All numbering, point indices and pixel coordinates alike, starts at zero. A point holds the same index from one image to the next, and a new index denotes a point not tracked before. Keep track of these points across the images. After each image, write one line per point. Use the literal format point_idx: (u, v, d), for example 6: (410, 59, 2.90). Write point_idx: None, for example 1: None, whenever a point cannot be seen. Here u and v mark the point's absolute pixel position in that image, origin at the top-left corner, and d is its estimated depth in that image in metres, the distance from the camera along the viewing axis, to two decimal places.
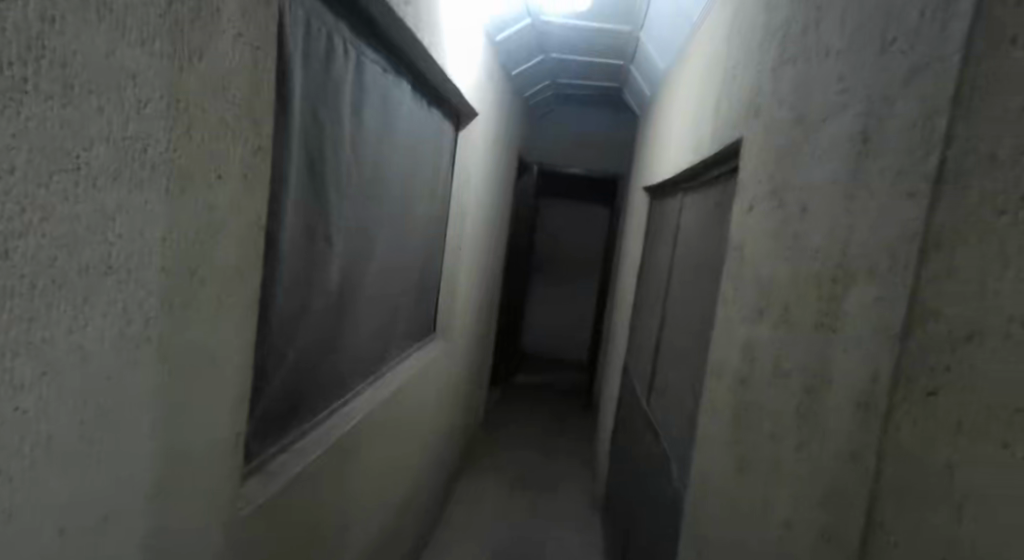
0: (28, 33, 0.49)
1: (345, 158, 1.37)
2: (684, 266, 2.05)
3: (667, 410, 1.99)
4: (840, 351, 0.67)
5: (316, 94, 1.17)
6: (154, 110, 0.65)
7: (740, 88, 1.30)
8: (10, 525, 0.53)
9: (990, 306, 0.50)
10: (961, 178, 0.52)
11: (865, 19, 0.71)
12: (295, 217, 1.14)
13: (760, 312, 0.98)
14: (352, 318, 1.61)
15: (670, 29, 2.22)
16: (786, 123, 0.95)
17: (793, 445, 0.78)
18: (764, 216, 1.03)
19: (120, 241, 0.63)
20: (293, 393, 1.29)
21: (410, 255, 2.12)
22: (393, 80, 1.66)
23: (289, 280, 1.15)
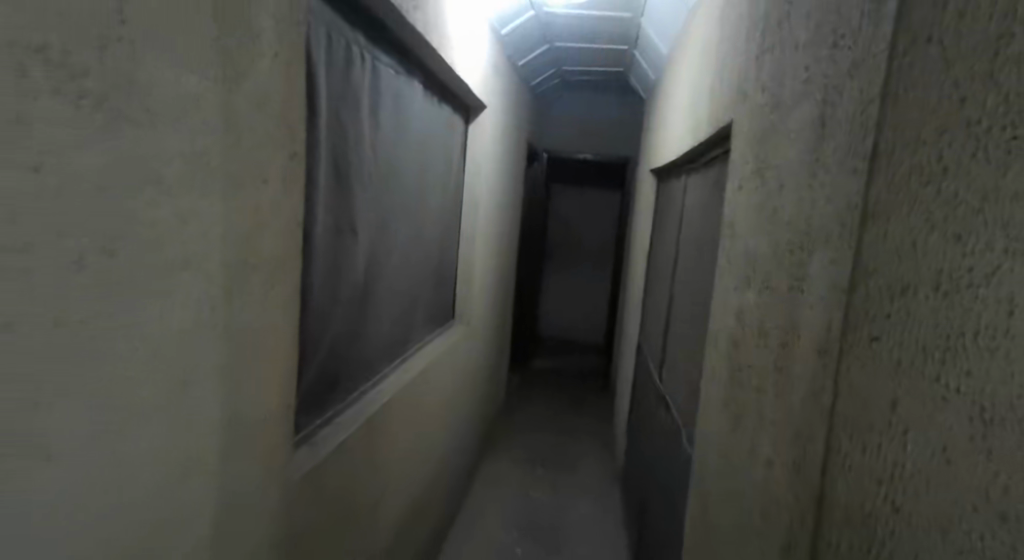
0: (118, 75, 0.61)
1: (365, 156, 1.49)
2: (688, 246, 2.15)
3: (675, 383, 2.09)
4: (805, 309, 0.78)
5: (337, 100, 1.29)
6: (212, 128, 0.78)
7: (729, 74, 1.39)
8: (120, 470, 0.67)
9: (923, 263, 0.61)
10: (889, 157, 0.62)
11: (824, 15, 0.80)
12: (325, 214, 1.27)
13: (747, 282, 1.08)
14: (376, 306, 1.74)
15: (669, 15, 2.29)
16: (767, 108, 1.05)
17: (772, 396, 0.89)
18: (749, 194, 1.13)
19: (191, 240, 0.76)
20: (330, 374, 1.42)
21: (427, 246, 2.25)
22: (405, 80, 1.76)
23: (323, 271, 1.29)
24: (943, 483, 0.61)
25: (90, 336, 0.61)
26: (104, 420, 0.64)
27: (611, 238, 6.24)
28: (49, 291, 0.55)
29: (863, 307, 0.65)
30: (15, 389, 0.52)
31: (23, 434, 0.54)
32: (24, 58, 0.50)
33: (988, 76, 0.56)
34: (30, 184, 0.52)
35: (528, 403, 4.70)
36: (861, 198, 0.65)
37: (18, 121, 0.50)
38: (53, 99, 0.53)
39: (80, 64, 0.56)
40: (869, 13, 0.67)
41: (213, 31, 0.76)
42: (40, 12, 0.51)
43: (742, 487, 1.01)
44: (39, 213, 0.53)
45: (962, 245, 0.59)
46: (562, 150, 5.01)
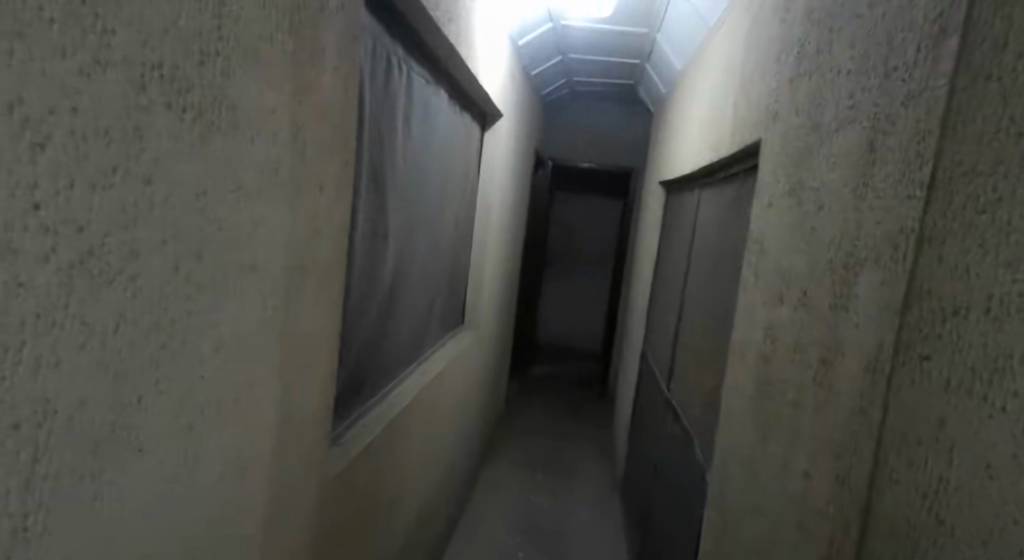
0: (212, 88, 0.63)
1: (398, 163, 1.52)
2: (702, 259, 2.18)
3: (687, 393, 2.13)
4: (850, 326, 0.81)
5: (378, 108, 1.32)
6: (282, 137, 0.80)
7: (757, 95, 1.44)
8: (192, 467, 0.69)
9: (976, 287, 0.62)
10: (947, 185, 0.65)
11: (870, 46, 0.84)
12: (364, 219, 1.29)
13: (779, 297, 1.12)
14: (399, 310, 1.76)
15: (687, 32, 2.34)
16: (802, 130, 1.08)
17: (810, 410, 0.92)
18: (781, 212, 1.16)
19: (261, 245, 0.78)
20: (358, 376, 1.45)
21: (443, 252, 2.28)
22: (433, 89, 1.79)
23: (359, 274, 1.31)
24: (985, 498, 0.60)
25: (178, 339, 0.63)
26: (182, 419, 0.66)
27: (612, 247, 6.29)
28: (150, 296, 0.57)
29: (915, 326, 0.69)
30: (119, 391, 0.54)
31: (123, 433, 0.56)
32: (142, 75, 0.53)
33: None
34: (142, 195, 0.54)
35: (528, 408, 4.72)
36: (917, 224, 0.69)
37: (135, 135, 0.53)
38: (162, 113, 0.56)
39: (184, 78, 0.59)
40: (924, 48, 0.70)
41: (287, 45, 0.79)
42: (156, 31, 0.54)
43: (773, 496, 1.04)
44: (147, 222, 0.56)
45: (1015, 270, 0.58)
46: (567, 159, 5.05)
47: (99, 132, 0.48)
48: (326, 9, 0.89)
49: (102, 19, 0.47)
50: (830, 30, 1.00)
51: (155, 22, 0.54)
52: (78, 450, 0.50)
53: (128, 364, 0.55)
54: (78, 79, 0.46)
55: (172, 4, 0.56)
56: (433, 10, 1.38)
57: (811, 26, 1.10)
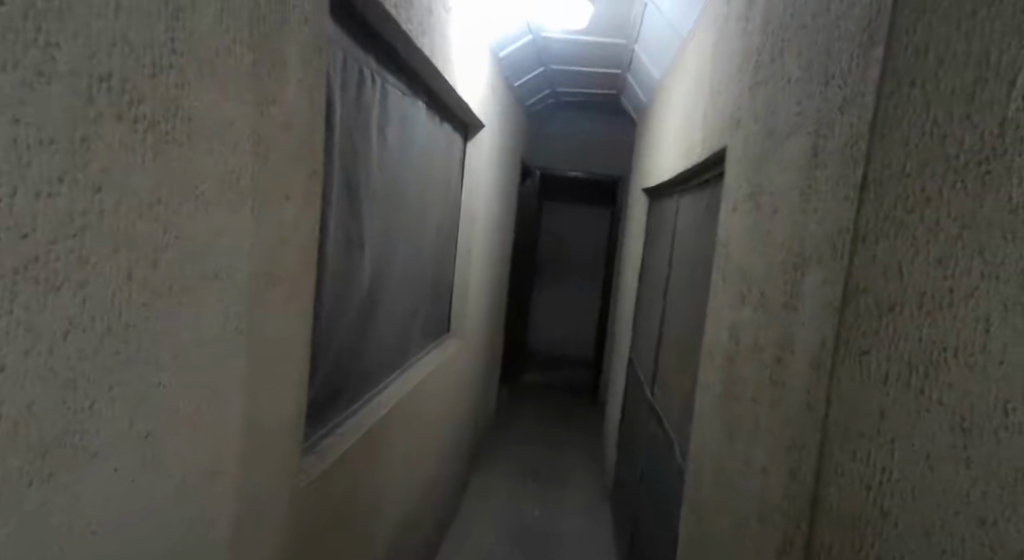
0: (166, 100, 0.66)
1: (373, 173, 1.54)
2: (680, 264, 2.21)
3: (668, 397, 2.15)
4: (800, 324, 0.83)
5: (350, 119, 1.34)
6: (243, 147, 0.82)
7: (723, 102, 1.47)
8: (151, 472, 0.70)
9: (908, 283, 0.66)
10: (880, 186, 0.66)
11: (814, 54, 0.87)
12: (337, 226, 1.31)
13: (742, 298, 1.14)
14: (378, 317, 1.77)
15: (663, 42, 2.38)
16: (760, 135, 1.11)
17: (767, 407, 0.94)
18: (743, 216, 1.19)
19: (223, 253, 0.80)
20: (335, 383, 1.46)
21: (425, 259, 2.29)
22: (410, 100, 1.82)
23: (332, 281, 1.32)
24: (927, 488, 0.67)
25: (132, 345, 0.65)
26: (139, 424, 0.67)
27: (601, 254, 6.32)
28: (100, 303, 0.59)
29: (853, 323, 0.69)
30: (69, 395, 0.56)
31: (74, 437, 0.57)
32: (88, 87, 0.55)
33: (966, 117, 0.63)
34: (90, 203, 0.56)
35: (519, 416, 4.72)
36: (853, 223, 0.70)
37: (81, 145, 0.55)
38: (111, 124, 0.58)
39: (136, 91, 0.61)
40: (857, 55, 0.73)
41: (247, 58, 0.81)
42: (103, 46, 0.56)
43: (737, 492, 1.06)
44: (96, 229, 0.57)
45: (944, 268, 0.65)
46: (554, 167, 5.09)
47: (42, 143, 0.50)
48: (289, 23, 0.91)
49: (44, 33, 0.50)
50: (782, 38, 1.04)
51: (102, 37, 0.56)
52: (26, 453, 0.51)
53: (77, 370, 0.57)
54: (21, 91, 0.48)
55: (120, 19, 0.58)
56: (404, 23, 1.41)
57: (767, 35, 1.13)
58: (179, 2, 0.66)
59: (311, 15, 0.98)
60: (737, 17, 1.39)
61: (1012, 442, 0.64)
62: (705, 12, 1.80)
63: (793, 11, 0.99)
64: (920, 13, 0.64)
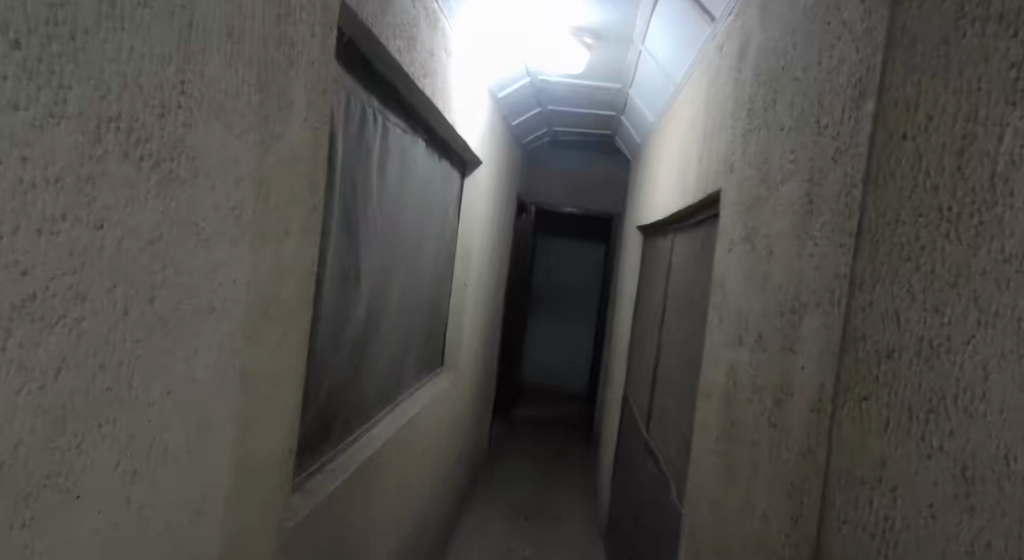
0: (174, 139, 0.67)
1: (372, 209, 1.55)
2: (676, 301, 2.21)
3: (664, 436, 2.12)
4: (798, 368, 0.83)
5: (351, 157, 1.35)
6: (246, 183, 0.83)
7: (717, 146, 1.50)
8: (136, 513, 0.68)
9: (905, 329, 0.66)
10: (874, 235, 0.69)
11: (807, 106, 0.90)
12: (334, 262, 1.32)
13: (739, 340, 1.14)
14: (372, 352, 1.76)
15: (657, 89, 2.44)
16: (754, 179, 1.13)
17: (767, 450, 0.93)
18: (738, 258, 1.20)
19: (221, 290, 0.80)
20: (327, 418, 1.44)
21: (422, 291, 2.29)
22: (411, 139, 1.84)
23: (328, 314, 1.32)
24: (930, 538, 0.64)
25: (124, 383, 0.64)
26: (126, 463, 0.65)
27: (595, 290, 6.34)
28: (95, 339, 0.58)
29: (853, 366, 0.70)
30: (56, 433, 0.55)
31: (59, 478, 0.55)
32: (97, 127, 0.56)
33: (958, 169, 0.63)
34: (92, 239, 0.56)
35: (512, 452, 4.65)
36: (849, 269, 0.72)
37: (85, 184, 0.55)
38: (117, 162, 0.58)
39: (144, 131, 0.62)
40: (849, 109, 0.76)
41: (255, 98, 0.83)
42: (114, 87, 0.57)
43: (735, 537, 1.04)
44: (94, 265, 0.57)
45: (940, 315, 0.64)
46: (550, 204, 5.15)
47: (47, 181, 0.51)
48: (296, 66, 0.93)
49: (57, 75, 0.50)
50: (775, 88, 1.07)
51: (114, 79, 0.57)
52: (10, 494, 0.50)
53: (66, 408, 0.56)
54: (30, 131, 0.48)
55: (131, 61, 0.59)
56: (407, 67, 1.44)
57: (760, 84, 1.17)
58: (192, 47, 0.68)
59: (318, 59, 1.01)
60: (730, 66, 1.43)
61: (1018, 493, 0.60)
62: (698, 62, 1.85)
63: (785, 64, 1.02)
64: (910, 71, 0.67)
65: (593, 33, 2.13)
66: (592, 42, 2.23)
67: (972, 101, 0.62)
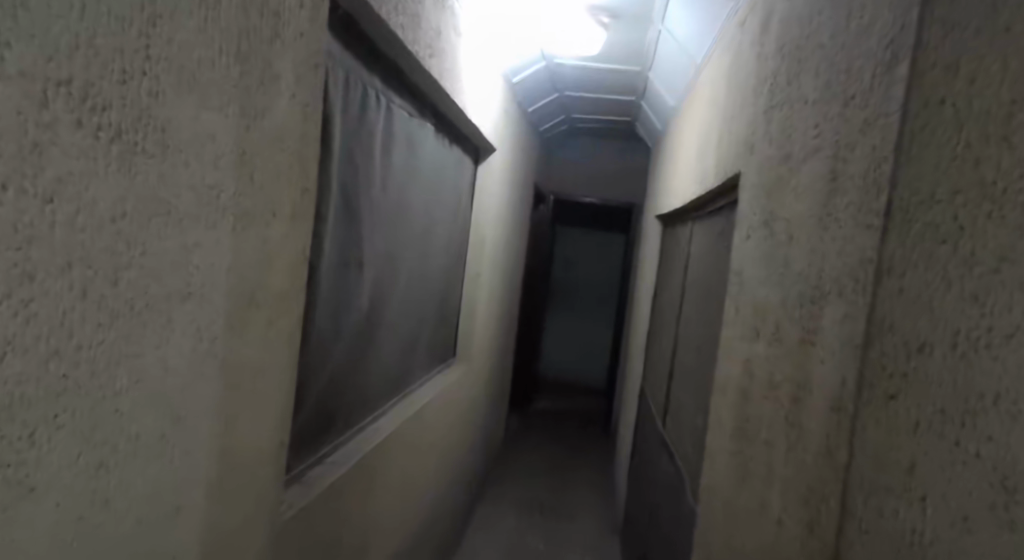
0: (138, 109, 0.62)
1: (376, 193, 1.51)
2: (694, 294, 2.13)
3: (679, 432, 2.05)
4: (817, 362, 0.76)
5: (351, 137, 1.31)
6: (226, 161, 0.79)
7: (737, 126, 1.41)
8: (101, 507, 0.64)
9: (939, 320, 0.59)
10: (908, 215, 0.60)
11: (834, 75, 0.81)
12: (332, 247, 1.28)
13: (754, 332, 1.06)
14: (378, 341, 1.73)
15: (678, 71, 2.36)
16: (776, 159, 1.05)
17: (781, 451, 0.86)
18: (756, 246, 1.13)
19: (196, 273, 0.76)
20: (328, 409, 1.41)
21: (432, 279, 2.25)
22: (418, 122, 1.79)
23: (324, 302, 1.28)
24: (962, 552, 0.57)
25: (83, 369, 0.60)
26: (89, 454, 0.62)
27: (614, 283, 6.25)
28: (49, 320, 0.54)
29: (878, 362, 0.62)
30: (2, 423, 0.50)
31: (6, 470, 0.51)
32: (44, 91, 0.51)
33: (1004, 139, 0.56)
34: (39, 214, 0.52)
35: (528, 446, 4.60)
36: (875, 253, 0.63)
37: (32, 152, 0.50)
38: (69, 131, 0.54)
39: (101, 98, 0.57)
40: (879, 77, 0.68)
41: (235, 70, 0.78)
42: (63, 47, 0.52)
43: (747, 541, 0.97)
44: (44, 242, 0.53)
45: (980, 305, 0.57)
46: (568, 194, 5.07)
47: None
48: (282, 37, 0.89)
49: None
50: (798, 59, 0.99)
51: (62, 38, 0.52)
52: None
53: (16, 396, 0.52)
54: None
55: (82, 21, 0.54)
56: (411, 45, 1.38)
57: (783, 56, 1.08)
58: (158, 9, 0.63)
59: (308, 32, 0.96)
60: (752, 40, 1.35)
61: None
62: (719, 40, 1.77)
63: (810, 32, 0.94)
64: (950, 27, 0.58)
65: (608, 12, 2.05)
66: (609, 22, 2.14)
67: (1021, 59, 0.55)
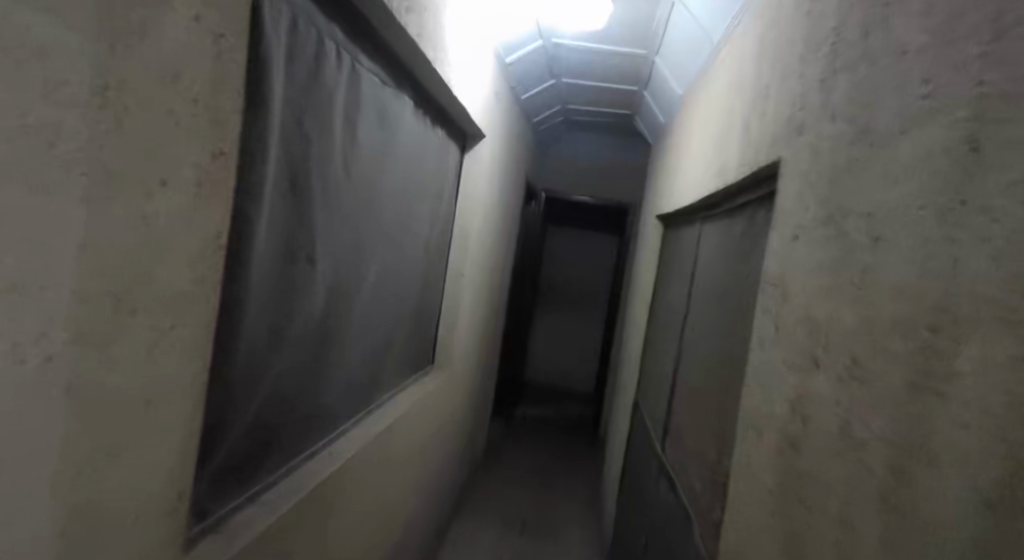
0: None
1: (337, 172, 1.24)
2: (704, 304, 1.88)
3: (683, 459, 1.81)
4: (944, 423, 0.51)
5: (300, 98, 1.05)
6: (82, 95, 0.52)
7: (776, 103, 1.17)
8: None
9: None
10: None
11: (964, 3, 0.57)
12: (269, 234, 1.01)
13: (808, 360, 0.82)
14: (337, 350, 1.46)
15: (690, 53, 2.12)
16: (843, 137, 0.81)
17: (866, 536, 0.61)
18: (809, 248, 0.88)
19: (23, 264, 0.49)
20: (264, 435, 1.14)
21: (407, 277, 1.99)
22: (393, 93, 1.52)
23: (257, 304, 1.01)
24: None
25: None
26: None
27: (605, 285, 6.02)
28: None
29: None
30: None
31: None
32: None
33: None
34: None
35: (511, 456, 4.35)
36: None
37: None
38: None
39: None
40: None
41: None
42: None
43: None
44: None
45: None
46: (560, 191, 4.82)
47: None
48: None
49: None
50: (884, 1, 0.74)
51: None
52: None
53: None
54: None
55: None
56: None
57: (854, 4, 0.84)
58: None
59: None
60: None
61: None
62: (746, 10, 1.52)
63: None
64: None
65: None
66: None
67: None
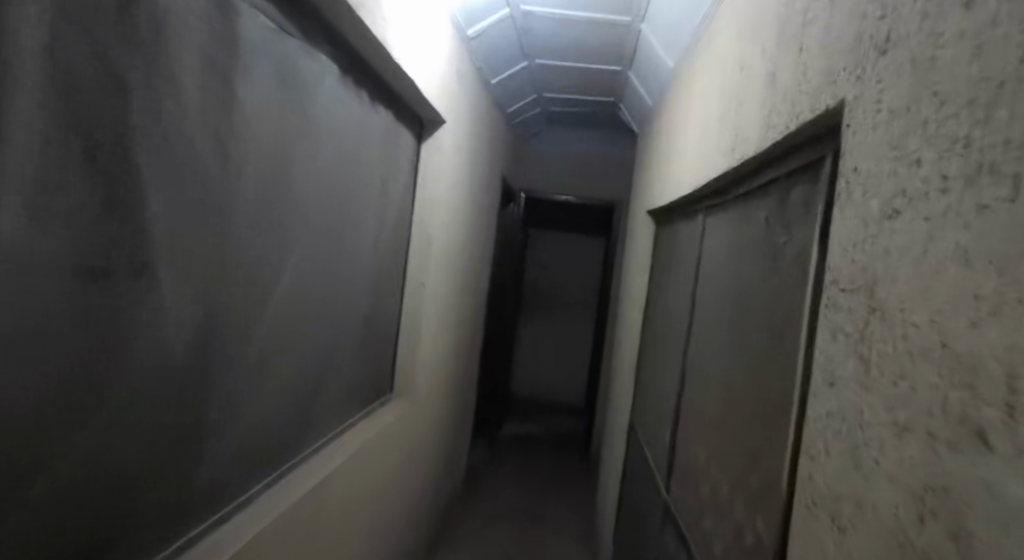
0: None
1: (194, 145, 0.87)
2: (715, 316, 1.53)
3: (695, 507, 1.46)
4: None
5: (98, 20, 0.68)
6: None
7: (824, 31, 0.82)
8: None
9: None
10: None
11: None
12: (30, 231, 0.64)
13: (942, 425, 0.47)
14: (222, 390, 1.08)
15: (683, 14, 1.77)
16: (990, 23, 0.46)
17: None
18: (922, 230, 0.53)
19: None
20: (70, 535, 0.77)
21: (347, 291, 1.62)
22: (301, 47, 1.16)
23: (4, 342, 0.62)
24: None
25: None
26: None
27: (594, 291, 5.67)
28: None
29: None
30: None
31: None
32: None
33: None
34: None
35: (496, 481, 3.98)
36: None
37: None
38: None
39: None
40: None
41: None
42: None
43: None
44: None
45: None
46: (541, 191, 4.48)
47: None
48: None
49: None
50: None
51: None
52: None
53: None
54: None
55: None
56: None
57: None
58: None
59: None
60: None
61: None
62: None
63: None
64: None
65: None
66: None
67: None
